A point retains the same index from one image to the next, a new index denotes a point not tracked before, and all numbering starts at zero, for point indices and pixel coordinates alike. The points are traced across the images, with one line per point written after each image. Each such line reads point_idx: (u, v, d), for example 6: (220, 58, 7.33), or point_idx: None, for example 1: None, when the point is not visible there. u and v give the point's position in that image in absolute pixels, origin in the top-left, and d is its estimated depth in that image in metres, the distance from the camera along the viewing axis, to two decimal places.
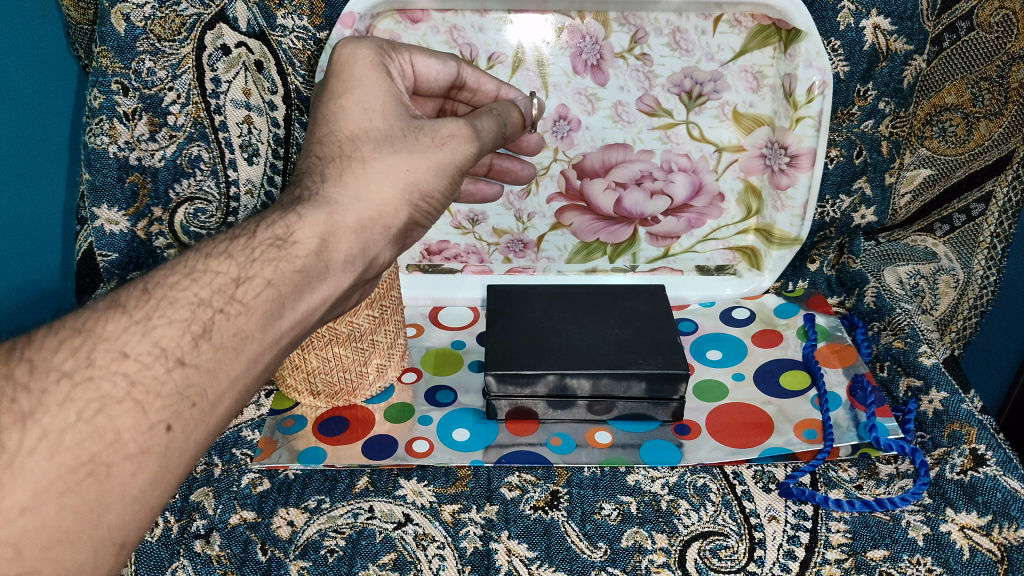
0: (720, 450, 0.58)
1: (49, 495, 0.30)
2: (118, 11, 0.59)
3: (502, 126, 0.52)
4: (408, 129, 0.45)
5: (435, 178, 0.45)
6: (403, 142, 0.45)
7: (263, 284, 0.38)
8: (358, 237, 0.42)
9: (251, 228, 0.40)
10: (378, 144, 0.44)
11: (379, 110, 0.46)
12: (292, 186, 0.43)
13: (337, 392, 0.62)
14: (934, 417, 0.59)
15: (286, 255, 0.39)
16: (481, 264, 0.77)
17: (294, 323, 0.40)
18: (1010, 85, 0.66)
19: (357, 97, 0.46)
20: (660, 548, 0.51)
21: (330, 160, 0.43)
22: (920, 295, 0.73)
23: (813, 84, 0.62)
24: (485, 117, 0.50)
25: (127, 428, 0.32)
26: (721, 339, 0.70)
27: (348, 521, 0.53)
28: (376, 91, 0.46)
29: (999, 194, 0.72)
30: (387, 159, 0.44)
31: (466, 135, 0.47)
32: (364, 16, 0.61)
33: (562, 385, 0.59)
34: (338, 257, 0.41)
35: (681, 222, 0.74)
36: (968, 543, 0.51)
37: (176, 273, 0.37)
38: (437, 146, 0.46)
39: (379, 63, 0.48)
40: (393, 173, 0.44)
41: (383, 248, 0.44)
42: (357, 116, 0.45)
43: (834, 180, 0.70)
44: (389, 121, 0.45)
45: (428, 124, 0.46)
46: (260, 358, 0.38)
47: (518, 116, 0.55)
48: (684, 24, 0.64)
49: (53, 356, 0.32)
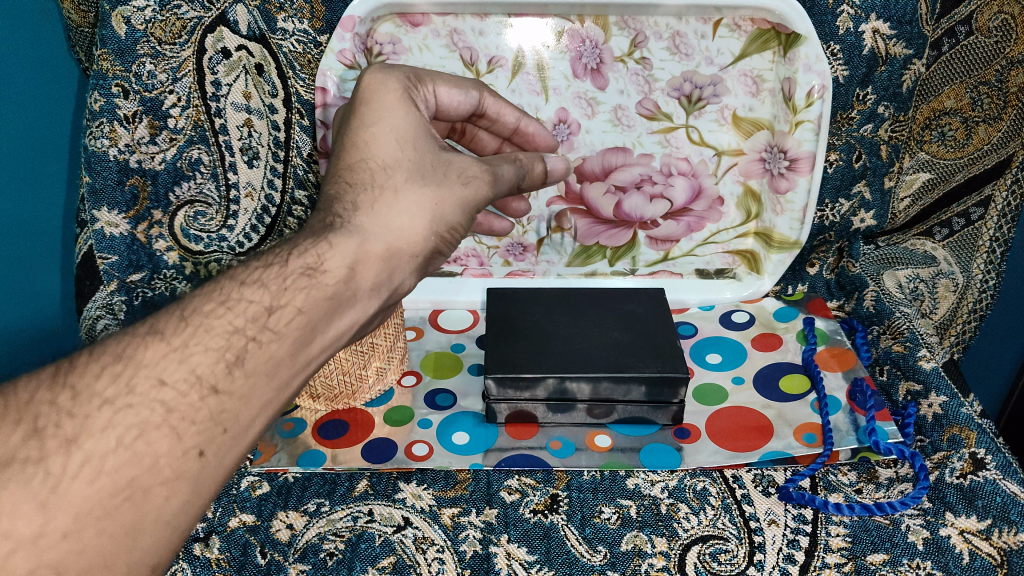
0: (720, 454, 0.58)
1: (89, 518, 0.30)
2: (119, 14, 0.59)
3: (523, 175, 0.53)
4: (438, 164, 0.46)
5: (457, 212, 0.45)
6: (433, 175, 0.45)
7: (294, 312, 0.38)
8: (386, 265, 0.42)
9: (284, 254, 0.40)
10: (410, 175, 0.44)
11: (412, 141, 0.45)
12: (319, 212, 0.43)
13: (336, 396, 0.62)
14: (934, 420, 0.59)
15: (317, 282, 0.39)
16: (481, 267, 0.77)
17: (322, 349, 0.39)
18: (1009, 90, 0.66)
19: (388, 125, 0.45)
20: (660, 552, 0.51)
21: (360, 187, 0.43)
22: (920, 299, 0.73)
23: (812, 88, 0.63)
24: (508, 165, 0.51)
25: (163, 453, 0.32)
26: (721, 342, 0.70)
27: (347, 526, 0.53)
28: (407, 122, 0.46)
29: (999, 198, 0.72)
30: (417, 192, 0.44)
31: (487, 179, 0.48)
32: (365, 20, 0.62)
33: (562, 388, 0.59)
34: (366, 283, 0.41)
35: (681, 226, 0.74)
36: (968, 547, 0.51)
37: (212, 300, 0.37)
38: (465, 182, 0.46)
39: (408, 94, 0.47)
40: (423, 205, 0.44)
41: (407, 276, 0.44)
42: (390, 146, 0.45)
43: (834, 184, 0.70)
44: (421, 152, 0.45)
45: (456, 160, 0.46)
46: (291, 383, 0.38)
47: (540, 167, 0.55)
48: (684, 28, 0.64)
49: (95, 382, 0.33)
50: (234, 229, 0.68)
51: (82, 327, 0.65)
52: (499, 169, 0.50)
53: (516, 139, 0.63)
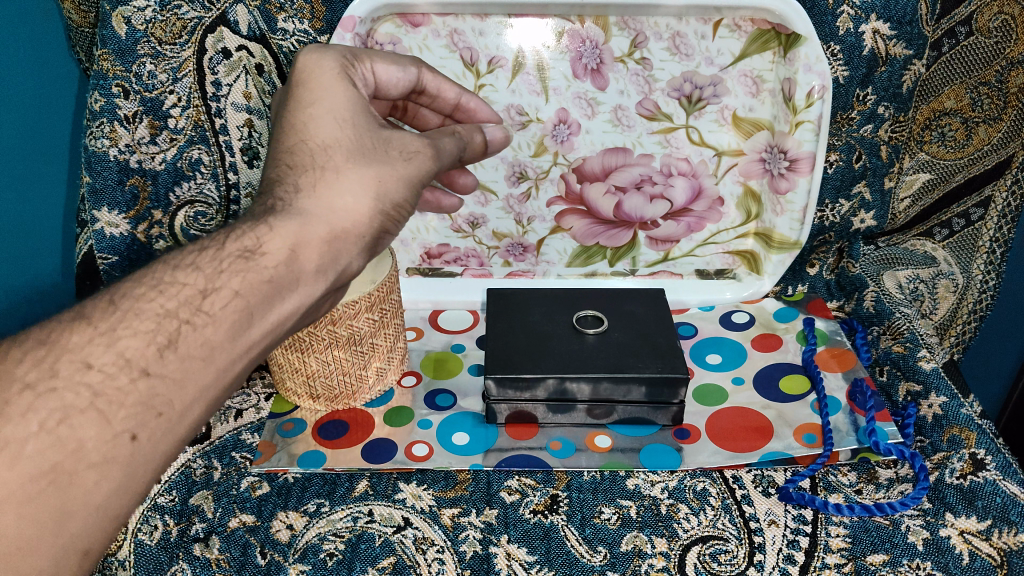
0: (720, 454, 0.58)
1: (10, 503, 0.29)
2: (119, 15, 0.59)
3: (462, 148, 0.52)
4: (378, 142, 0.45)
5: (402, 189, 0.45)
6: (373, 153, 0.45)
7: (230, 295, 0.37)
8: (330, 248, 0.41)
9: (221, 239, 0.40)
10: (350, 154, 0.44)
11: (351, 120, 0.45)
12: (261, 196, 0.42)
13: (336, 396, 0.62)
14: (933, 421, 0.59)
15: (254, 265, 0.38)
16: (481, 267, 0.77)
17: (264, 333, 0.39)
18: (1009, 90, 0.66)
19: (326, 105, 0.45)
20: (660, 553, 0.51)
21: (301, 170, 0.43)
22: (920, 300, 0.73)
23: (812, 88, 0.63)
24: (445, 138, 0.50)
25: (90, 437, 0.32)
26: (721, 343, 0.70)
27: (347, 526, 0.53)
28: (345, 102, 0.45)
29: (998, 199, 0.72)
30: (358, 170, 0.43)
31: (429, 153, 0.47)
32: (365, 20, 0.62)
33: (562, 388, 0.59)
34: (310, 266, 0.40)
35: (681, 226, 0.74)
36: (968, 547, 0.51)
37: (143, 284, 0.37)
38: (406, 157, 0.46)
39: (344, 73, 0.47)
40: (366, 183, 0.43)
41: (355, 256, 0.43)
42: (328, 126, 0.44)
43: (834, 185, 0.70)
44: (360, 131, 0.45)
45: (396, 137, 0.46)
46: (231, 368, 0.37)
47: (478, 140, 0.55)
48: (684, 28, 0.64)
49: (16, 367, 0.32)
50: None
51: None
52: (438, 142, 0.49)
53: (457, 114, 0.61)
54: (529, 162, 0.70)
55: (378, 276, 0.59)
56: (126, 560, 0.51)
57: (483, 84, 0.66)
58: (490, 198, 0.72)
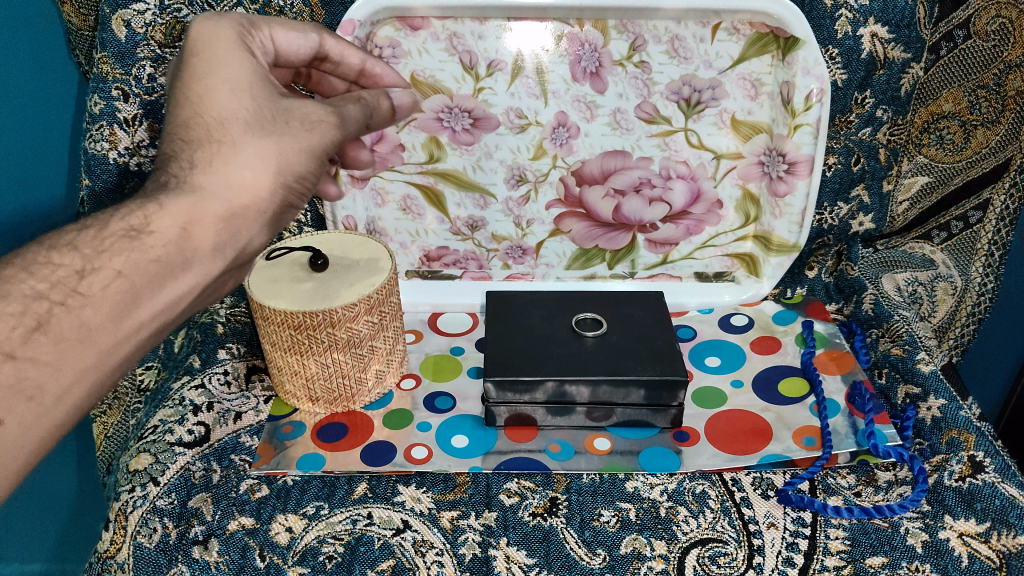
0: (719, 456, 0.58)
1: None
2: (119, 18, 0.59)
3: (368, 115, 0.49)
4: (279, 113, 0.42)
5: (306, 161, 0.42)
6: (273, 125, 0.42)
7: (112, 274, 0.36)
8: (227, 226, 0.40)
9: (108, 217, 0.38)
10: (247, 126, 0.41)
11: (249, 91, 0.42)
12: (158, 171, 0.40)
13: (336, 398, 0.62)
14: (932, 423, 0.59)
15: (140, 245, 0.37)
16: (480, 270, 0.77)
17: (156, 314, 0.38)
18: (1007, 93, 0.66)
19: (222, 76, 0.42)
20: (659, 555, 0.51)
21: (197, 144, 0.40)
22: (919, 302, 0.72)
23: (811, 91, 0.63)
24: (348, 104, 0.47)
25: None
26: (720, 346, 0.70)
27: (347, 528, 0.53)
28: (243, 72, 0.42)
29: (996, 202, 0.72)
30: (257, 143, 0.41)
31: (334, 121, 0.44)
32: (365, 24, 0.62)
33: (561, 391, 0.59)
34: (204, 245, 0.39)
35: (680, 229, 0.74)
36: (967, 549, 0.51)
37: (14, 265, 0.36)
38: (308, 128, 0.43)
39: (242, 42, 0.44)
40: (266, 157, 0.41)
41: (257, 233, 0.42)
42: (225, 98, 0.41)
43: (832, 188, 0.70)
44: (259, 102, 0.42)
45: (297, 107, 0.43)
46: (116, 350, 0.37)
47: (389, 106, 0.53)
48: (683, 32, 0.64)
49: None
50: None
51: None
52: (341, 109, 0.46)
53: (363, 81, 0.57)
54: (528, 165, 0.70)
55: (376, 279, 0.59)
56: (125, 563, 0.51)
57: (482, 87, 0.67)
58: (489, 201, 0.72)
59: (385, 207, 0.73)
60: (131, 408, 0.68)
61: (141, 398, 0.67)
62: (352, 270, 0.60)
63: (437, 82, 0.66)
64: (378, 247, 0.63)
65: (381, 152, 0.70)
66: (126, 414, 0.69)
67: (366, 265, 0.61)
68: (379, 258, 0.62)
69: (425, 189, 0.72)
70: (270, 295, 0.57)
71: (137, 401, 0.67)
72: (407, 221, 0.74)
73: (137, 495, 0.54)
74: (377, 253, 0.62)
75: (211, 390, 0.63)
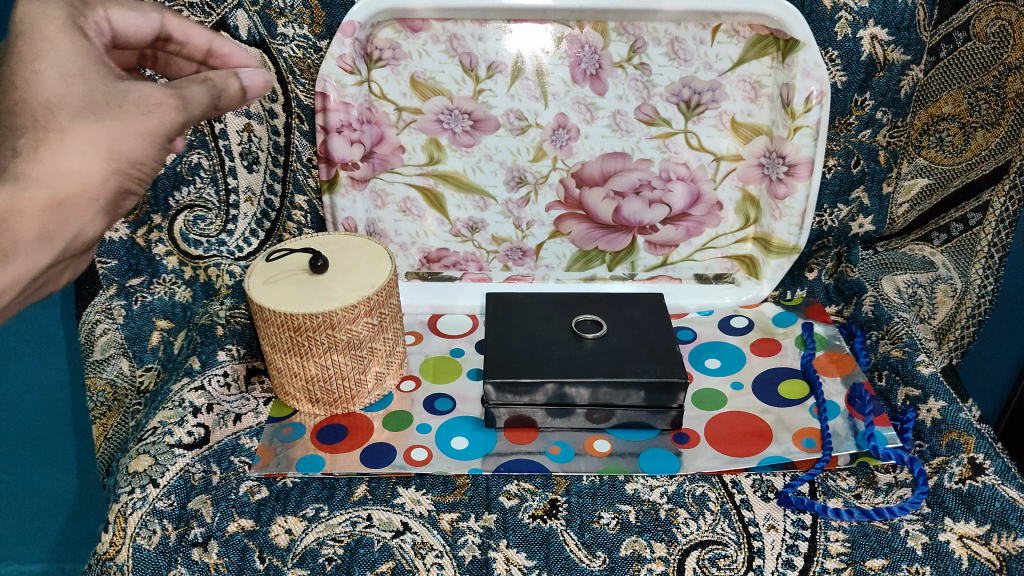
0: (719, 459, 0.58)
1: None
2: None
3: (219, 98, 0.40)
4: (113, 94, 0.35)
5: (145, 145, 0.36)
6: (106, 109, 0.35)
7: None
8: (52, 217, 0.34)
9: None
10: (78, 111, 0.34)
11: (81, 75, 0.35)
12: None
13: (335, 400, 0.62)
14: (932, 425, 0.59)
15: None
16: (480, 272, 0.77)
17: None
18: (1007, 95, 0.66)
19: (47, 54, 0.34)
20: (659, 557, 0.51)
21: (19, 130, 0.33)
22: (919, 304, 0.72)
23: (810, 94, 0.63)
24: (193, 84, 0.38)
25: None
26: (720, 347, 0.69)
27: (347, 530, 0.53)
28: (71, 51, 0.35)
29: (996, 204, 0.72)
30: (88, 129, 0.34)
31: (176, 105, 0.37)
32: (364, 25, 0.62)
33: (561, 393, 0.59)
34: (28, 234, 0.33)
35: (680, 231, 0.74)
36: (967, 552, 0.51)
37: None
38: (142, 112, 0.36)
39: (73, 24, 0.37)
40: (99, 144, 0.34)
41: (90, 221, 0.36)
42: (48, 80, 0.34)
43: (832, 190, 0.71)
44: (92, 84, 0.35)
45: (134, 87, 0.36)
46: None
47: (240, 86, 0.41)
48: (683, 34, 0.64)
49: None
50: (233, 233, 0.70)
51: (82, 330, 0.66)
52: (183, 89, 0.38)
53: (215, 64, 0.49)
54: (528, 167, 0.70)
55: (376, 281, 0.59)
56: (125, 565, 0.51)
57: (482, 89, 0.67)
58: (489, 203, 0.72)
59: (385, 208, 0.73)
60: (131, 411, 0.68)
61: (141, 400, 0.68)
62: (352, 271, 0.60)
63: (437, 84, 0.66)
64: (378, 248, 0.63)
65: (381, 153, 0.69)
66: (123, 417, 0.69)
67: (366, 267, 0.61)
68: (379, 260, 0.62)
69: (425, 191, 0.72)
70: (270, 296, 0.57)
71: (137, 403, 0.68)
72: (407, 222, 0.74)
73: (137, 497, 0.54)
74: (377, 255, 0.63)
75: (210, 392, 0.62)
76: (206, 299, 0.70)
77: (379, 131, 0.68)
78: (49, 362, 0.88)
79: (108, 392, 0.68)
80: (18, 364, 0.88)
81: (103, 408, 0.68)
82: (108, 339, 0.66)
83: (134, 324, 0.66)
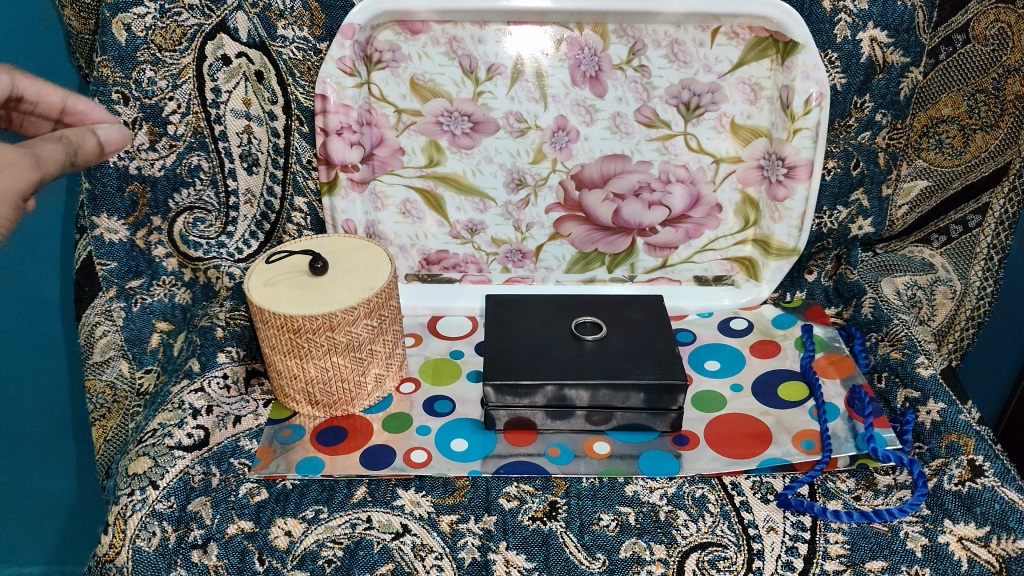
0: (719, 460, 0.58)
1: None
2: (119, 21, 0.59)
3: (76, 153, 0.42)
4: None
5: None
6: None
7: None
8: None
9: None
10: None
11: None
12: None
13: (335, 402, 0.62)
14: (931, 427, 0.59)
15: None
16: (480, 274, 0.77)
17: None
18: (1005, 98, 0.66)
19: None
20: (659, 559, 0.51)
21: None
22: (918, 306, 0.72)
23: (810, 96, 0.63)
24: (51, 142, 0.41)
25: None
26: (720, 349, 0.69)
27: (346, 532, 0.53)
28: None
29: (995, 206, 0.72)
30: None
31: (32, 163, 0.38)
32: (364, 27, 0.62)
33: (561, 395, 0.59)
34: None
35: (679, 233, 0.74)
36: (967, 554, 0.51)
37: None
38: None
39: None
40: None
41: None
42: None
43: (832, 192, 0.71)
44: None
45: None
46: None
47: (96, 141, 0.44)
48: (683, 36, 0.64)
49: None
50: (233, 235, 0.70)
51: (82, 332, 0.66)
52: (40, 148, 0.39)
53: (70, 121, 0.51)
54: (528, 169, 0.70)
55: (376, 283, 0.59)
56: (125, 566, 0.51)
57: (482, 91, 0.67)
58: (489, 205, 0.72)
59: (385, 210, 0.73)
60: (131, 412, 0.68)
61: (141, 402, 0.67)
62: (352, 273, 0.60)
63: (437, 86, 0.66)
64: (378, 250, 0.63)
65: (381, 155, 0.70)
66: (124, 419, 0.68)
67: (366, 268, 0.61)
68: (379, 262, 0.62)
69: (425, 193, 0.72)
70: (269, 298, 0.57)
71: (137, 405, 0.67)
72: (407, 224, 0.74)
73: (137, 499, 0.54)
74: (376, 257, 0.63)
75: (210, 394, 0.62)
76: (206, 301, 0.70)
77: (379, 133, 0.68)
78: (48, 363, 0.88)
79: (108, 393, 0.68)
80: (16, 366, 0.88)
81: (103, 410, 0.68)
82: (108, 341, 0.66)
83: (133, 326, 0.66)
